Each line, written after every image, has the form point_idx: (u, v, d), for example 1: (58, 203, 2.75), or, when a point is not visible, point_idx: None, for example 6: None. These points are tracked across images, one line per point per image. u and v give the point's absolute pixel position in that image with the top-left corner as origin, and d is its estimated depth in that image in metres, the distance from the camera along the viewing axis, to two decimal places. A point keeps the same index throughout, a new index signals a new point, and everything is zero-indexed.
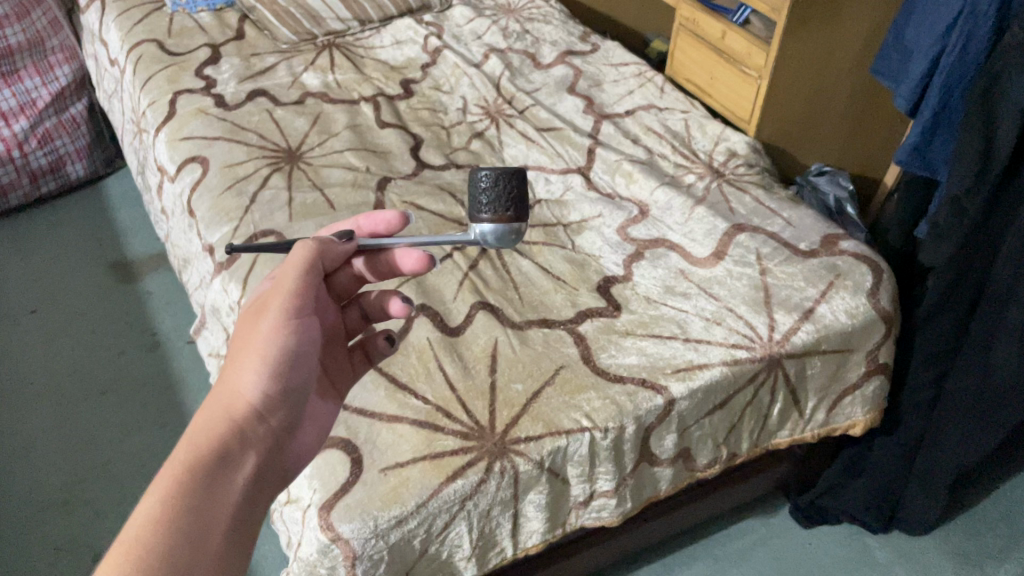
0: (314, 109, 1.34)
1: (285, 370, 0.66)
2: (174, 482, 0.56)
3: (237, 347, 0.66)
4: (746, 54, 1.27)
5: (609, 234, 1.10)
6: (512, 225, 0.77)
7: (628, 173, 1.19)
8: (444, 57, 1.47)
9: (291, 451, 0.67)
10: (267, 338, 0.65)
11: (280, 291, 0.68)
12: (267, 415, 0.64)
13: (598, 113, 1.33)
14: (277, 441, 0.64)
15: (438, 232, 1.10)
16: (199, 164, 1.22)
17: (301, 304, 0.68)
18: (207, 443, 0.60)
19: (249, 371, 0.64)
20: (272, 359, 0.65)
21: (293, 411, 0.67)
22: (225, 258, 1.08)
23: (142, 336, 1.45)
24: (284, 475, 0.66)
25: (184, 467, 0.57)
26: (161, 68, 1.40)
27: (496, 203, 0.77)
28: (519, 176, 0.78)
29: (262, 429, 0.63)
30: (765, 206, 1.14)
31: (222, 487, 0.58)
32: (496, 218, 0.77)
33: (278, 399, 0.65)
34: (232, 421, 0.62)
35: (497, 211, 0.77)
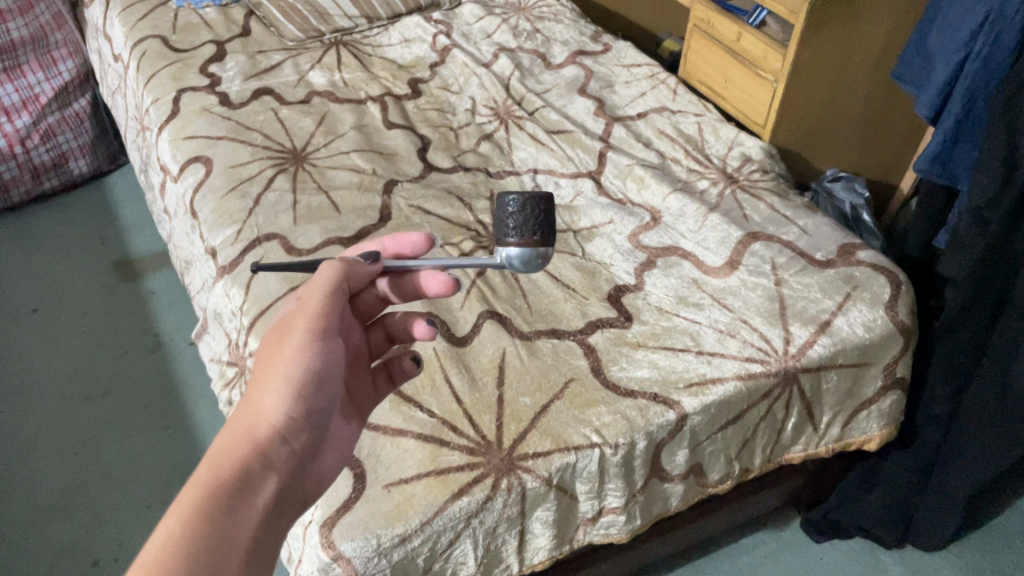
0: (321, 108, 1.32)
1: (308, 392, 0.64)
2: (193, 507, 0.54)
3: (261, 367, 0.65)
4: (761, 58, 1.24)
5: (621, 241, 1.08)
6: (540, 250, 0.71)
7: (640, 178, 1.17)
8: (453, 56, 1.44)
9: (313, 475, 0.65)
10: (291, 359, 0.64)
11: (305, 311, 0.66)
12: (291, 438, 0.62)
13: (609, 115, 1.31)
14: (299, 466, 0.63)
15: (446, 237, 1.07)
16: (202, 165, 1.20)
17: (326, 324, 0.66)
18: (228, 466, 0.58)
19: (272, 392, 0.62)
20: (296, 380, 0.63)
21: (315, 435, 0.65)
22: (227, 261, 1.06)
23: (144, 336, 1.43)
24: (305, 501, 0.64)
25: (205, 491, 0.55)
26: (165, 65, 1.38)
27: (524, 227, 0.71)
28: (548, 199, 0.72)
29: (283, 452, 0.62)
30: (780, 214, 1.12)
31: (243, 512, 0.56)
32: (523, 242, 0.71)
33: (301, 422, 0.63)
34: (254, 444, 0.60)
35: (524, 235, 0.71)
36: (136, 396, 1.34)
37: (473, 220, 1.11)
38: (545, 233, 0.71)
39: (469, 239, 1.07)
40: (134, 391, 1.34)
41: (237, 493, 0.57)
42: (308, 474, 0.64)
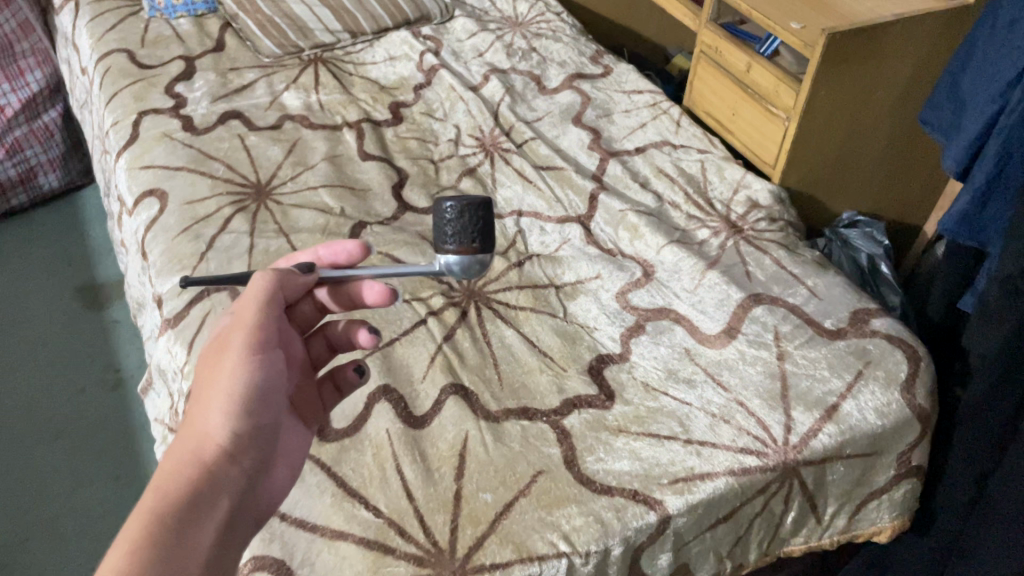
0: (292, 135, 1.21)
1: (253, 408, 0.63)
2: (142, 539, 0.52)
3: (200, 387, 0.63)
4: (772, 91, 1.12)
5: (608, 301, 0.97)
6: (478, 257, 0.72)
7: (632, 226, 1.06)
8: (439, 77, 1.33)
9: (264, 490, 0.65)
10: (231, 376, 0.62)
11: (240, 327, 0.65)
12: (239, 456, 0.61)
13: (605, 150, 1.20)
14: (250, 482, 0.62)
15: (413, 292, 0.97)
16: (156, 199, 1.10)
17: (263, 338, 0.65)
18: (176, 492, 0.57)
19: (215, 413, 0.61)
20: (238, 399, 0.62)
21: (264, 449, 0.64)
22: (172, 313, 0.96)
23: (104, 372, 1.34)
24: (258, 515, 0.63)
25: (151, 522, 0.54)
26: (129, 83, 1.28)
27: (461, 234, 0.71)
28: (485, 204, 0.73)
29: (232, 472, 0.61)
30: (786, 272, 1.01)
31: (194, 538, 0.55)
32: (461, 249, 0.72)
33: (249, 438, 0.62)
34: (201, 467, 0.59)
35: (462, 241, 0.72)
36: (90, 440, 1.25)
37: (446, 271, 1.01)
38: (482, 240, 0.72)
39: (438, 294, 0.97)
40: (89, 433, 1.25)
41: (186, 519, 0.56)
42: (259, 489, 0.64)
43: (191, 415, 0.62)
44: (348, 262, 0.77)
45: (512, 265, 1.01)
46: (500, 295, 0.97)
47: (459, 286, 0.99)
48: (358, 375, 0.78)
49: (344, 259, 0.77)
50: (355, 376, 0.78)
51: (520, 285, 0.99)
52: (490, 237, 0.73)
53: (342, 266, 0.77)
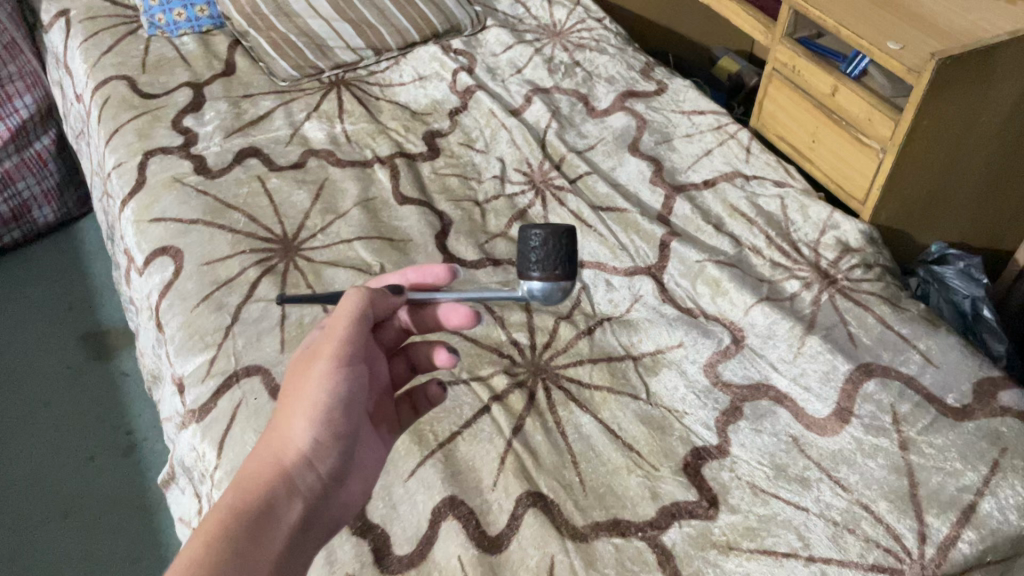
0: (318, 174, 1.09)
1: (334, 419, 0.63)
2: (217, 536, 0.55)
3: (288, 392, 0.64)
4: (864, 119, 0.99)
5: (695, 377, 0.84)
6: (564, 283, 0.68)
7: (713, 280, 0.93)
8: (476, 99, 1.20)
9: (340, 499, 0.65)
10: (317, 386, 0.63)
11: (330, 339, 0.64)
12: (318, 464, 0.62)
13: (669, 184, 1.07)
14: (327, 489, 0.63)
15: (471, 370, 0.85)
16: (170, 258, 0.97)
17: (351, 352, 0.65)
18: (255, 492, 0.59)
19: (298, 420, 0.62)
20: (321, 408, 0.62)
21: (345, 459, 0.65)
22: (197, 401, 0.84)
23: (115, 435, 1.22)
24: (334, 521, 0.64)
25: (227, 521, 0.56)
26: (131, 117, 1.14)
27: (545, 262, 0.68)
28: (571, 230, 0.68)
29: (310, 480, 0.61)
30: (893, 332, 0.88)
31: (264, 540, 0.57)
32: (546, 278, 0.68)
33: (329, 447, 0.63)
34: (280, 473, 0.60)
35: (547, 269, 0.68)
36: (103, 517, 1.12)
37: (506, 340, 0.88)
38: (568, 266, 0.68)
39: (499, 371, 0.85)
40: (101, 509, 1.13)
41: (259, 522, 0.57)
42: (336, 498, 0.64)
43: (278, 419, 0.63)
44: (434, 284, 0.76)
45: (580, 332, 0.89)
46: (571, 370, 0.85)
47: (523, 359, 0.86)
48: (440, 393, 0.75)
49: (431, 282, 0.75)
50: (436, 393, 0.75)
51: (593, 358, 0.86)
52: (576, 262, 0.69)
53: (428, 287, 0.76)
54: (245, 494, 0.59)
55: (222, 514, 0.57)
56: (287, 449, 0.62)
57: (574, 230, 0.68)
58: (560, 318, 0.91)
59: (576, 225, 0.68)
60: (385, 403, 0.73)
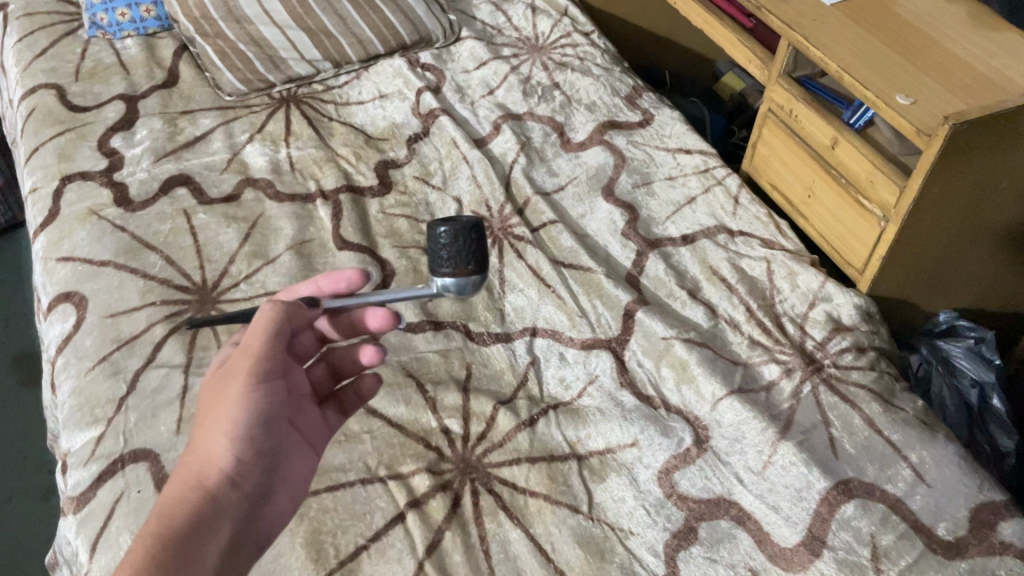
0: (252, 209, 0.97)
1: (256, 436, 0.59)
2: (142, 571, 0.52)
3: (204, 409, 0.59)
4: (865, 179, 0.86)
5: (646, 486, 0.73)
6: (475, 280, 0.67)
7: (680, 362, 0.81)
8: (439, 125, 1.08)
9: (266, 514, 0.62)
10: (234, 406, 0.58)
11: (247, 356, 0.60)
12: (241, 483, 0.59)
13: (643, 238, 0.95)
14: (252, 504, 0.60)
15: (390, 465, 0.74)
16: (73, 306, 0.87)
17: (270, 367, 0.60)
18: (179, 520, 0.56)
19: (218, 441, 0.58)
20: (242, 427, 0.58)
21: (267, 473, 0.61)
22: (77, 488, 0.73)
23: (37, 475, 1.13)
24: (261, 533, 0.61)
25: (152, 553, 0.53)
26: (54, 134, 1.04)
27: (457, 258, 0.66)
28: (478, 224, 0.67)
29: (235, 499, 0.58)
30: (882, 439, 0.76)
31: (195, 567, 0.54)
32: (457, 274, 0.66)
33: (252, 463, 0.59)
34: (203, 498, 0.57)
35: (458, 264, 0.66)
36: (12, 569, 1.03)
37: (435, 427, 0.77)
38: (477, 262, 0.67)
39: (421, 468, 0.74)
40: (11, 559, 1.04)
41: (186, 551, 0.54)
42: (261, 512, 0.61)
43: (195, 439, 0.59)
44: (348, 288, 0.72)
45: (521, 422, 0.77)
46: (504, 470, 0.74)
47: (452, 453, 0.75)
48: (375, 385, 0.73)
49: (346, 287, 0.72)
50: (371, 386, 0.73)
51: (531, 456, 0.75)
52: (484, 257, 0.67)
53: (342, 294, 0.72)
54: (169, 522, 0.56)
55: (147, 546, 0.54)
56: (208, 472, 0.58)
57: (483, 222, 0.66)
58: (500, 402, 0.79)
59: (483, 216, 0.67)
60: (311, 411, 0.69)
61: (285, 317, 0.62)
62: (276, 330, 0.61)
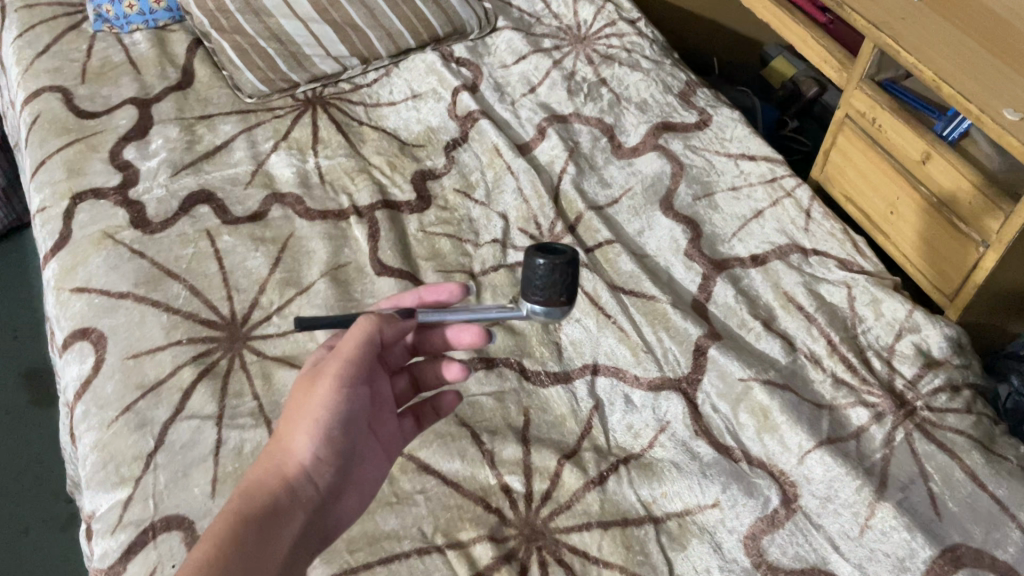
0: (281, 228, 0.90)
1: (336, 438, 0.58)
2: (217, 543, 0.51)
3: (292, 404, 0.59)
4: (962, 203, 0.77)
5: (732, 555, 0.66)
6: (567, 307, 0.61)
7: (760, 407, 0.74)
8: (479, 130, 1.01)
9: (336, 517, 0.60)
10: (321, 402, 0.58)
11: (339, 357, 0.59)
12: (318, 479, 0.57)
13: (708, 259, 0.87)
14: (324, 504, 0.58)
15: (447, 532, 0.67)
16: (90, 345, 0.79)
17: (359, 373, 0.59)
18: (257, 503, 0.55)
19: (301, 435, 0.57)
20: (326, 425, 0.57)
21: (342, 476, 0.60)
22: (102, 559, 0.66)
23: (54, 505, 1.06)
24: (328, 534, 0.59)
25: (231, 529, 0.52)
26: (62, 144, 0.95)
27: (551, 290, 0.60)
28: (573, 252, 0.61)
29: (310, 494, 0.57)
30: (986, 495, 0.69)
31: (268, 549, 0.53)
32: (549, 304, 0.61)
33: (331, 463, 0.58)
34: (280, 488, 0.56)
35: (551, 295, 0.60)
36: None
37: (495, 484, 0.70)
38: (570, 292, 0.61)
39: (483, 536, 0.67)
40: None
41: (260, 535, 0.53)
42: (330, 513, 0.59)
43: (281, 432, 0.58)
44: (448, 302, 0.69)
45: (590, 480, 0.70)
46: (574, 536, 0.67)
47: (514, 515, 0.68)
48: (455, 402, 0.70)
49: (446, 299, 0.69)
50: (451, 403, 0.69)
51: (603, 521, 0.68)
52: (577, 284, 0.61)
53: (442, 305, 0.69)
54: (245, 507, 0.54)
55: (222, 526, 0.52)
56: (288, 463, 0.57)
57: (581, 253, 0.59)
58: (565, 456, 0.72)
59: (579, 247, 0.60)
60: (390, 424, 0.67)
61: (380, 326, 0.60)
62: (371, 336, 0.60)
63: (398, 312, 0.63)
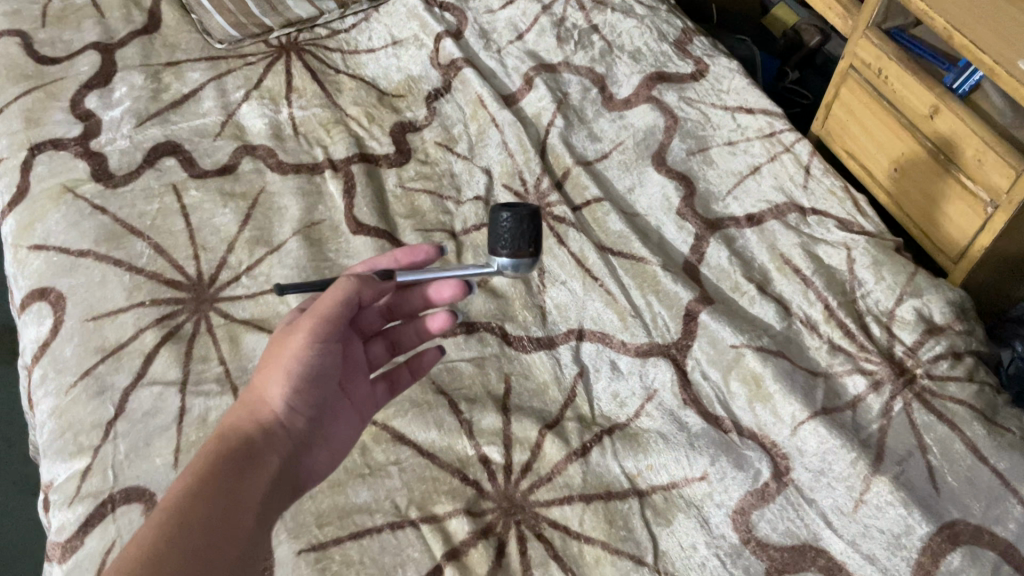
0: (253, 182, 0.85)
1: (311, 387, 0.56)
2: (191, 485, 0.48)
3: (267, 355, 0.57)
4: (971, 157, 0.73)
5: (719, 531, 0.63)
6: (533, 261, 0.63)
7: (752, 375, 0.71)
8: (463, 79, 0.96)
9: (313, 467, 0.58)
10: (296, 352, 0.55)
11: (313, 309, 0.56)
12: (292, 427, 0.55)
13: (700, 218, 0.83)
14: (299, 455, 0.56)
15: (421, 505, 0.64)
16: (49, 306, 0.74)
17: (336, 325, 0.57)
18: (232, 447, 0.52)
19: (275, 385, 0.55)
20: (300, 374, 0.55)
21: (315, 429, 0.58)
22: (58, 535, 0.63)
23: (16, 466, 1.00)
24: (304, 489, 0.57)
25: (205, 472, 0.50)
26: (19, 91, 0.90)
27: (517, 242, 0.61)
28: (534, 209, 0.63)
29: (286, 440, 0.55)
30: (987, 467, 0.65)
31: (247, 491, 0.50)
32: (517, 256, 0.62)
33: (305, 411, 0.56)
34: (254, 434, 0.53)
35: (518, 247, 0.62)
36: None
37: (472, 455, 0.67)
38: (536, 245, 0.62)
39: (459, 510, 0.63)
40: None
41: (236, 477, 0.50)
42: (306, 464, 0.57)
43: (253, 382, 0.56)
44: (424, 263, 0.68)
45: (572, 451, 0.67)
46: (554, 510, 0.64)
47: (492, 488, 0.65)
48: (436, 358, 0.68)
49: (421, 260, 0.67)
50: (432, 359, 0.67)
51: (585, 494, 0.65)
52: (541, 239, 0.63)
53: (418, 266, 0.67)
54: (218, 452, 0.52)
55: (195, 471, 0.50)
56: (262, 412, 0.55)
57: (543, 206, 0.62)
58: (547, 426, 0.69)
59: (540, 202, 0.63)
60: (362, 385, 0.65)
61: (360, 287, 0.57)
62: (351, 294, 0.56)
63: (376, 273, 0.60)
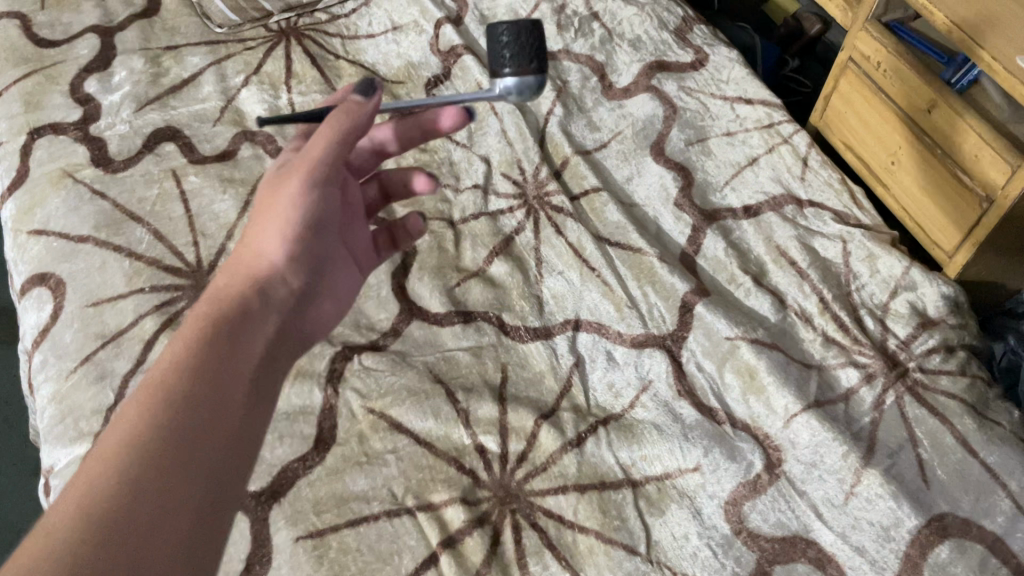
0: (252, 168, 0.85)
1: (309, 234, 0.56)
2: (184, 350, 0.48)
3: (260, 212, 0.56)
4: (968, 153, 0.73)
5: (712, 521, 0.64)
6: (539, 82, 0.58)
7: (746, 367, 0.72)
8: (462, 66, 0.96)
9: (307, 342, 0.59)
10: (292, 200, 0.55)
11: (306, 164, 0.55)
12: (290, 279, 0.55)
13: (698, 209, 0.83)
14: (297, 309, 0.56)
15: (418, 493, 0.64)
16: (49, 291, 0.75)
17: (330, 174, 0.56)
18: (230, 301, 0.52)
19: (272, 240, 0.54)
20: (298, 219, 0.55)
21: (313, 270, 0.57)
22: None
23: (18, 446, 1.01)
24: (300, 339, 0.58)
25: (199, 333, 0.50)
26: (18, 74, 0.90)
27: (518, 53, 0.57)
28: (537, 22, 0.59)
29: (285, 292, 0.55)
30: (977, 462, 0.66)
31: (243, 347, 0.50)
32: (519, 74, 0.57)
33: (301, 265, 0.56)
34: (250, 288, 0.53)
35: (520, 64, 0.57)
36: None
37: (468, 444, 0.67)
38: (541, 61, 0.58)
39: (455, 498, 0.64)
40: None
41: (233, 328, 0.51)
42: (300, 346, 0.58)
43: (246, 242, 0.56)
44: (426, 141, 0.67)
45: (568, 442, 0.68)
46: (549, 500, 0.65)
47: (488, 478, 0.66)
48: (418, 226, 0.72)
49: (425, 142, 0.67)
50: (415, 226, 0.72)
51: (580, 484, 0.65)
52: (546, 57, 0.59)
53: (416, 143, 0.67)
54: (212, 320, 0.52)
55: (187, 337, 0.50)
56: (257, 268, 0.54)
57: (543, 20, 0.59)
58: (543, 416, 0.70)
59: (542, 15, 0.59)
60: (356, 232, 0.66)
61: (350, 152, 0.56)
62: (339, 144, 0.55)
63: (358, 89, 0.57)
